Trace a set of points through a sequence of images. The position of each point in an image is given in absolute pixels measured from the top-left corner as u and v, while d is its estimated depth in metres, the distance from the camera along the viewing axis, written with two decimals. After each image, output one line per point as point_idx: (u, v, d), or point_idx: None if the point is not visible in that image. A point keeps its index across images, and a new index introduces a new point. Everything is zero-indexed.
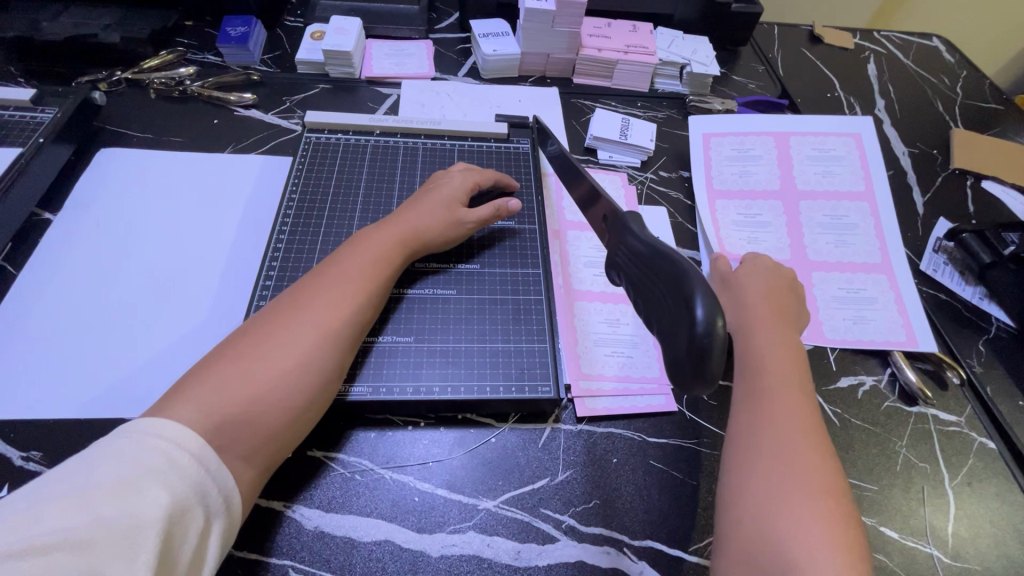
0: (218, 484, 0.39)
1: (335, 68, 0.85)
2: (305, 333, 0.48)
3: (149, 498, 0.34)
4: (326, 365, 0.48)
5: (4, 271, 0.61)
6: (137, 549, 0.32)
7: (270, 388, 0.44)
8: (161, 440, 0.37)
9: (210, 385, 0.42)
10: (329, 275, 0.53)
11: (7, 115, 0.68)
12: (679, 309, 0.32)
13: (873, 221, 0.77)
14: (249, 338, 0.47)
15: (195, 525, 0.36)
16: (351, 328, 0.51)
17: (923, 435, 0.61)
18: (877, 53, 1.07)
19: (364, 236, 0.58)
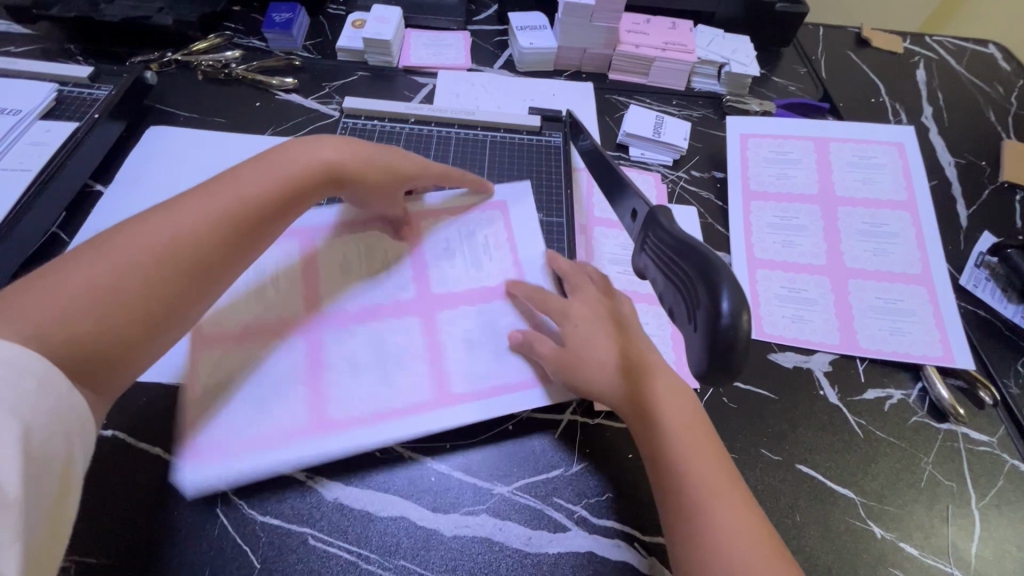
0: (70, 409, 0.39)
1: (375, 56, 0.87)
2: (154, 247, 0.45)
3: (4, 436, 0.35)
4: (181, 289, 0.46)
5: (58, 238, 0.64)
6: (2, 489, 0.34)
7: (115, 310, 0.43)
8: (6, 370, 0.36)
9: (48, 297, 0.41)
10: (204, 193, 0.50)
11: (67, 91, 0.72)
12: (705, 303, 0.32)
13: (914, 231, 0.74)
14: (101, 245, 0.45)
15: (58, 456, 0.38)
16: (217, 250, 0.49)
17: (950, 453, 0.59)
18: (927, 58, 1.03)
19: (258, 158, 0.54)
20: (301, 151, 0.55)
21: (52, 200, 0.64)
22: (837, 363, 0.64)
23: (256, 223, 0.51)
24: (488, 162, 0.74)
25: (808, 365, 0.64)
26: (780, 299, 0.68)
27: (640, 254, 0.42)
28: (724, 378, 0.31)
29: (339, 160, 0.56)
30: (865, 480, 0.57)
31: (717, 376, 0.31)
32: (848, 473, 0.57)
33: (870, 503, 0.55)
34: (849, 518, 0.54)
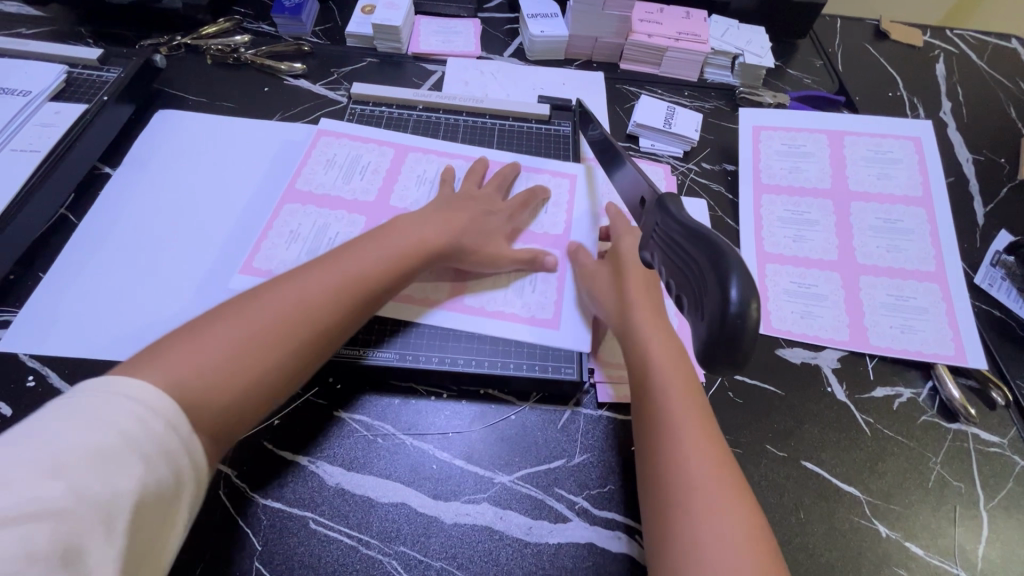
0: (190, 453, 0.37)
1: (383, 43, 0.86)
2: (286, 312, 0.46)
3: (126, 470, 0.33)
4: (306, 351, 0.46)
5: (66, 220, 0.65)
6: (112, 526, 0.32)
7: (247, 372, 0.43)
8: (137, 403, 0.36)
9: (185, 351, 0.41)
10: (330, 261, 0.51)
11: (76, 73, 0.72)
12: (714, 291, 0.31)
13: (929, 228, 0.73)
14: (237, 308, 0.46)
15: (164, 502, 0.35)
16: (342, 315, 0.49)
17: (960, 453, 0.58)
18: (948, 52, 1.01)
19: (379, 230, 0.56)
20: (418, 227, 0.57)
21: (61, 181, 0.64)
22: (845, 360, 0.63)
23: (379, 290, 0.52)
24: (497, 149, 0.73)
25: (816, 361, 0.63)
26: (789, 295, 0.67)
27: (647, 243, 0.41)
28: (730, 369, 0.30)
29: (447, 239, 0.57)
30: (871, 478, 0.56)
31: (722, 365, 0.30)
32: (854, 471, 0.56)
33: (876, 502, 0.55)
34: (854, 516, 0.54)
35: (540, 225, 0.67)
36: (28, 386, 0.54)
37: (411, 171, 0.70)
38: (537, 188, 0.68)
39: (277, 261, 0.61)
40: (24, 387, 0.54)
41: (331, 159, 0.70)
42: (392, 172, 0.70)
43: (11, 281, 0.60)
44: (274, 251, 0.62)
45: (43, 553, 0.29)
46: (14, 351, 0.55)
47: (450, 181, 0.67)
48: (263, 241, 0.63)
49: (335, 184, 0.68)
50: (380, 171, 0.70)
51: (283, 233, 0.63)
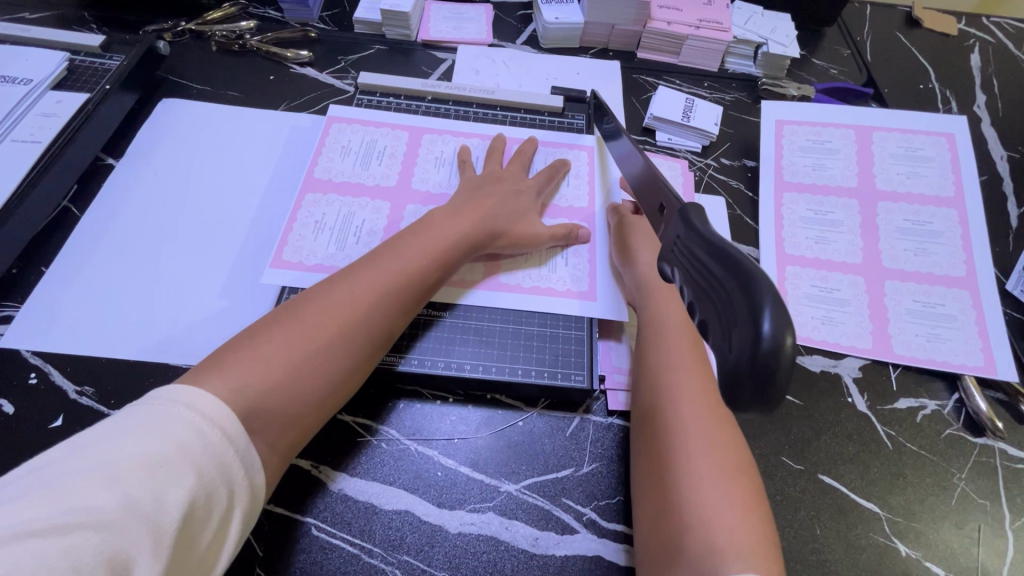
0: (243, 465, 0.39)
1: (392, 29, 0.83)
2: (338, 313, 0.48)
3: (176, 483, 0.35)
4: (356, 352, 0.48)
5: (69, 213, 0.64)
6: (159, 536, 0.33)
7: (303, 376, 0.45)
8: (195, 414, 0.38)
9: (246, 358, 0.43)
10: (371, 262, 0.53)
11: (78, 60, 0.71)
12: (743, 320, 0.28)
13: (960, 230, 0.69)
14: (292, 311, 0.48)
15: (214, 516, 0.37)
16: (388, 316, 0.50)
17: (986, 470, 0.56)
18: (984, 41, 0.95)
19: (416, 226, 0.57)
20: (453, 219, 0.57)
21: (62, 173, 0.63)
22: (867, 369, 0.61)
23: (421, 289, 0.53)
24: (510, 141, 0.70)
25: (836, 370, 0.61)
26: (810, 299, 0.65)
27: (666, 256, 0.39)
28: (754, 406, 0.28)
29: (479, 228, 0.58)
30: (892, 494, 0.54)
31: (750, 402, 0.28)
32: (875, 486, 0.54)
33: (896, 519, 0.53)
34: (872, 533, 0.52)
35: (565, 199, 0.66)
36: (30, 383, 0.53)
37: (429, 154, 0.69)
38: (557, 162, 0.67)
39: (307, 252, 0.60)
40: (26, 384, 0.53)
41: (346, 145, 0.68)
42: (410, 155, 0.68)
43: (13, 275, 0.59)
44: (302, 244, 0.60)
45: (90, 562, 0.31)
46: (17, 348, 0.55)
47: (470, 162, 0.67)
48: (289, 235, 0.61)
49: (353, 171, 0.66)
50: (398, 155, 0.68)
51: (308, 224, 0.62)
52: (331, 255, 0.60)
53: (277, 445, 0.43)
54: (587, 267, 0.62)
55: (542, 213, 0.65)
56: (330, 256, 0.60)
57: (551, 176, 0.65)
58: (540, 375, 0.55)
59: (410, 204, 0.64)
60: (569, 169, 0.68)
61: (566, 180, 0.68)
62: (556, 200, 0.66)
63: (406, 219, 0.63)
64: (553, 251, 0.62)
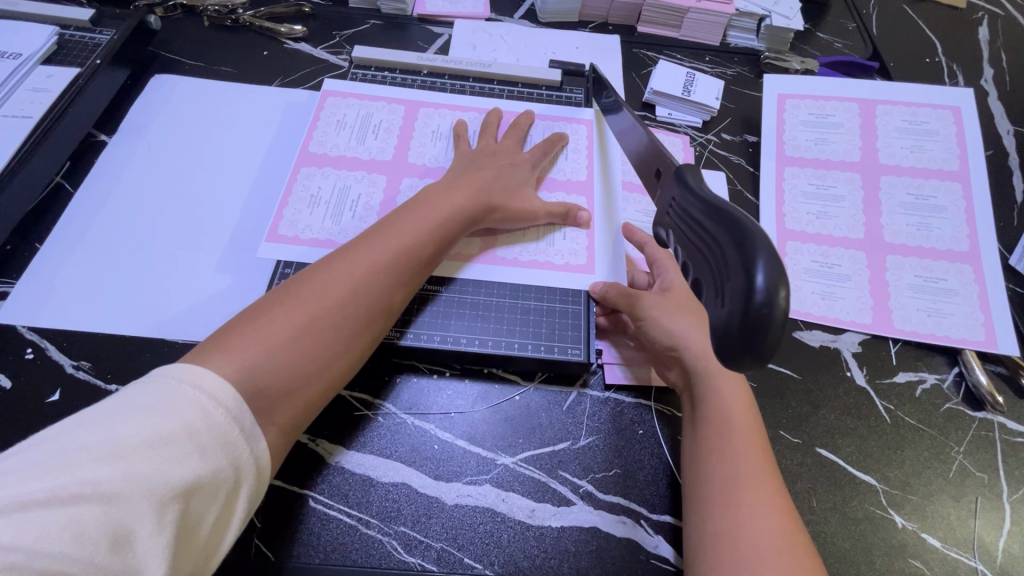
0: (250, 447, 0.38)
1: (387, 4, 0.81)
2: (338, 291, 0.48)
3: (178, 461, 0.34)
4: (358, 329, 0.48)
5: (62, 189, 0.63)
6: (161, 512, 0.34)
7: (307, 355, 0.45)
8: (200, 392, 0.37)
9: (249, 338, 0.43)
10: (368, 239, 0.52)
11: (68, 34, 0.69)
12: (738, 274, 0.28)
13: (964, 204, 0.68)
14: (291, 291, 0.47)
15: (219, 495, 0.36)
16: (387, 292, 0.50)
17: (985, 443, 0.56)
18: (993, 14, 0.93)
19: (411, 202, 0.56)
20: (445, 193, 0.57)
21: (54, 149, 0.62)
22: (867, 344, 0.61)
23: (419, 265, 0.53)
24: (506, 116, 0.69)
25: (835, 345, 0.60)
26: (810, 275, 0.64)
27: (662, 220, 0.39)
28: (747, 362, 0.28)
29: (475, 201, 0.57)
30: (889, 467, 0.54)
31: (734, 358, 0.28)
32: (873, 459, 0.54)
33: (894, 491, 0.53)
34: (869, 505, 0.52)
35: (563, 173, 0.65)
36: (27, 358, 0.53)
37: (425, 127, 0.68)
38: (552, 135, 0.66)
39: (303, 226, 0.60)
40: (22, 359, 0.53)
41: (342, 119, 0.67)
42: (406, 128, 0.67)
43: (7, 252, 0.59)
44: (297, 217, 0.60)
45: (92, 535, 0.32)
46: (12, 323, 0.55)
47: (465, 136, 0.66)
48: (284, 209, 0.61)
49: (349, 145, 0.65)
50: (394, 129, 0.67)
51: (303, 197, 0.61)
52: (327, 227, 0.60)
53: (284, 425, 0.43)
54: (586, 240, 0.61)
55: (538, 186, 0.64)
56: (327, 229, 0.60)
57: (547, 150, 0.64)
58: (540, 347, 0.55)
59: (406, 178, 0.64)
60: (566, 143, 0.66)
61: (563, 154, 0.67)
62: (553, 173, 0.65)
63: (402, 192, 0.63)
64: (550, 227, 0.61)
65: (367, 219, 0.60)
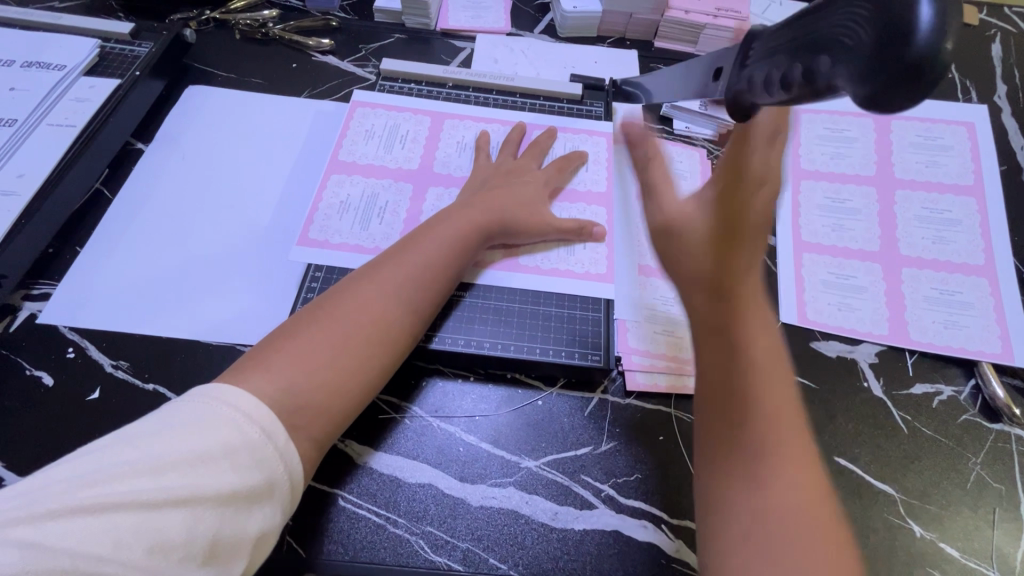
0: (285, 462, 0.40)
1: (412, 18, 0.84)
2: (368, 312, 0.49)
3: (220, 475, 0.36)
4: (391, 347, 0.50)
5: (101, 195, 0.66)
6: (198, 524, 0.35)
7: (345, 373, 0.47)
8: (237, 412, 0.39)
9: (291, 357, 0.45)
10: (395, 258, 0.54)
11: (109, 47, 0.72)
12: (918, 22, 0.29)
13: (979, 218, 0.69)
14: (322, 313, 0.49)
15: (255, 511, 0.38)
16: (419, 308, 0.52)
17: (1002, 455, 0.56)
18: (1006, 31, 0.94)
19: (432, 222, 0.58)
20: (465, 212, 0.58)
21: (94, 157, 0.65)
22: (883, 355, 0.61)
23: (446, 283, 0.55)
24: (528, 128, 0.71)
25: (852, 355, 0.61)
26: (827, 286, 0.65)
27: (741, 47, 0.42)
28: (901, 102, 0.31)
29: (497, 219, 0.59)
30: (907, 476, 0.55)
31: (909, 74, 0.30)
32: (890, 467, 0.55)
33: (912, 501, 0.53)
34: (888, 514, 0.53)
35: (582, 184, 0.67)
36: (68, 357, 0.55)
37: (449, 138, 0.70)
38: (572, 156, 0.68)
39: (333, 231, 0.62)
40: (64, 357, 0.55)
41: (370, 129, 0.69)
42: (431, 140, 0.69)
43: (50, 254, 0.61)
44: (328, 223, 0.62)
45: (131, 542, 0.33)
46: (54, 324, 0.57)
47: (487, 148, 0.68)
48: (315, 215, 0.63)
49: (376, 154, 0.67)
50: (419, 139, 0.69)
51: (333, 205, 0.63)
52: (356, 234, 0.62)
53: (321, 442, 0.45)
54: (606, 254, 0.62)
55: (555, 197, 0.66)
56: (357, 237, 0.61)
57: (565, 162, 0.67)
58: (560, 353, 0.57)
59: (432, 187, 0.66)
60: (585, 160, 0.68)
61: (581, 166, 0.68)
62: (574, 184, 0.67)
63: (427, 202, 0.64)
64: (562, 243, 0.63)
65: (394, 227, 0.62)
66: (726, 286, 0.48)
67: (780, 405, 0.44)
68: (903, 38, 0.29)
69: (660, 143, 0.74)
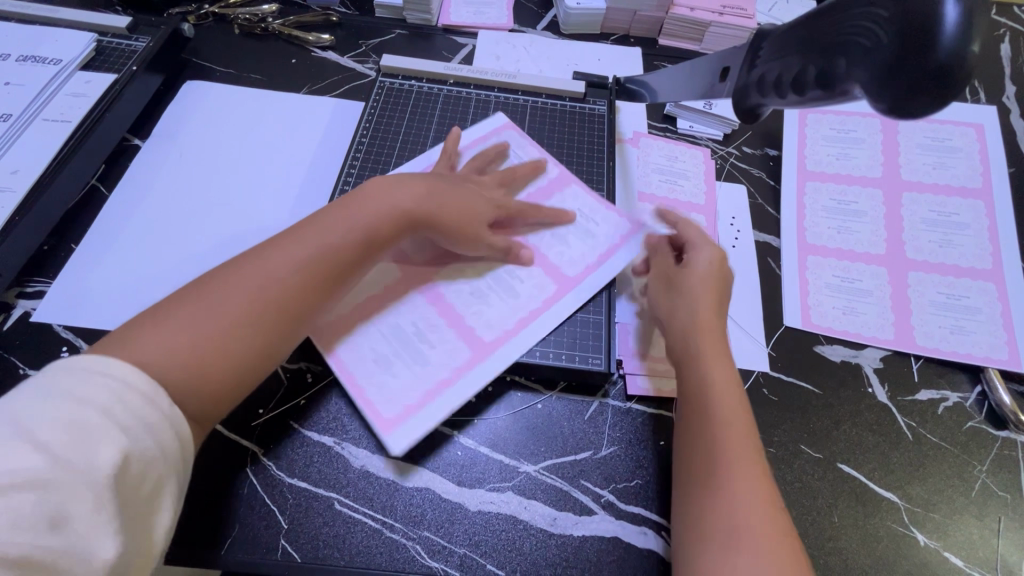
0: (172, 424, 0.38)
1: (413, 14, 0.83)
2: (248, 288, 0.45)
3: (106, 440, 0.34)
4: (270, 328, 0.45)
5: (97, 191, 0.65)
6: (98, 493, 0.33)
7: (214, 352, 0.42)
8: (113, 380, 0.37)
9: (151, 336, 0.41)
10: (298, 232, 0.49)
11: (105, 41, 0.71)
12: (940, 25, 0.31)
13: (987, 222, 0.68)
14: (202, 288, 0.45)
15: (154, 473, 0.36)
16: (317, 285, 0.48)
17: (1008, 463, 0.55)
18: (1014, 30, 0.93)
19: (353, 195, 0.53)
20: (398, 185, 0.54)
21: (91, 153, 0.64)
22: (888, 360, 0.60)
23: (350, 262, 0.50)
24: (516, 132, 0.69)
25: (856, 360, 0.60)
26: (831, 290, 0.64)
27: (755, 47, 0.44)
28: (923, 106, 0.33)
29: (436, 197, 0.54)
30: (911, 484, 0.54)
31: (935, 80, 0.32)
32: (892, 474, 0.54)
33: (916, 509, 0.53)
34: (891, 522, 0.52)
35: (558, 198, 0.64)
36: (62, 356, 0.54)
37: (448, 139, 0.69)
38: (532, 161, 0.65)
39: None
40: (58, 357, 0.55)
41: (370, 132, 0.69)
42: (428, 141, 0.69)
43: (45, 251, 0.60)
44: None
45: (32, 521, 0.31)
46: (50, 322, 0.56)
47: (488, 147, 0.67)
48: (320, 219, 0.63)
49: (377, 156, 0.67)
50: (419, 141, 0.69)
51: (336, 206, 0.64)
52: None
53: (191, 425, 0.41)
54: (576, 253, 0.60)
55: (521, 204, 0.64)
56: None
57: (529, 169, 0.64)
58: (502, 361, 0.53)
59: None
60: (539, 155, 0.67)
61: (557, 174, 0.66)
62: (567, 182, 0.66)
63: None
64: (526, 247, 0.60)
65: None
66: (695, 357, 0.51)
67: (748, 468, 0.44)
68: (926, 44, 0.32)
69: (661, 143, 0.73)
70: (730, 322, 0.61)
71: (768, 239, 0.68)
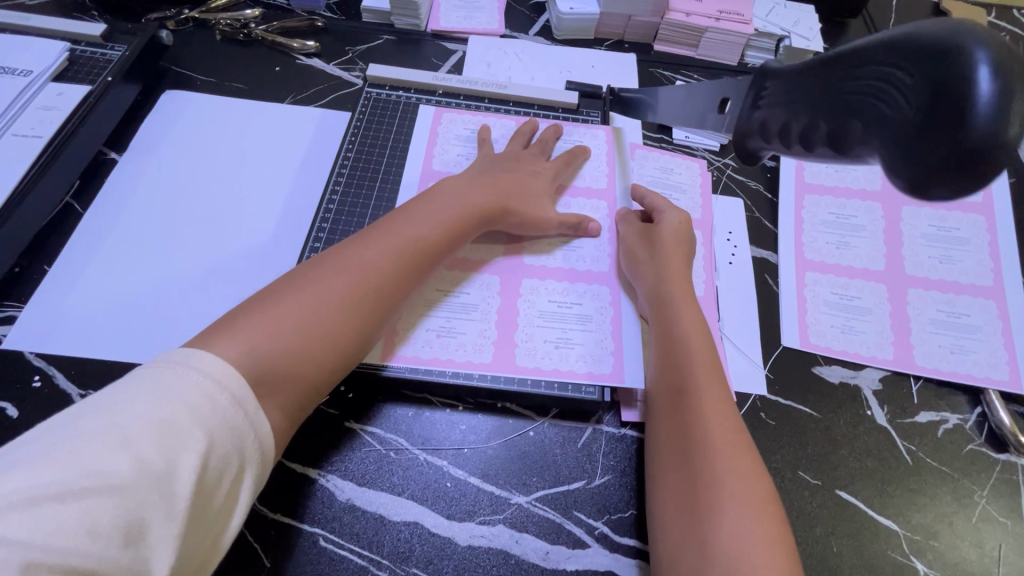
0: (255, 430, 0.36)
1: (401, 19, 0.80)
2: (347, 276, 0.47)
3: (187, 447, 0.33)
4: (370, 315, 0.47)
5: (72, 209, 0.62)
6: (172, 500, 0.32)
7: (320, 336, 0.44)
8: (202, 375, 0.36)
9: (260, 319, 0.42)
10: (383, 227, 0.52)
11: (79, 50, 0.69)
12: (975, 102, 0.27)
13: (988, 236, 0.67)
14: (302, 275, 0.46)
15: (228, 477, 0.35)
16: (406, 276, 0.50)
17: (1009, 487, 0.54)
18: (1015, 35, 0.91)
19: (428, 194, 0.56)
20: (468, 187, 0.58)
21: (64, 169, 0.61)
22: (888, 381, 0.59)
23: (432, 258, 0.52)
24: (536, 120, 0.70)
25: (855, 382, 0.59)
26: (830, 308, 0.63)
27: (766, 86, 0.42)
28: (944, 191, 0.30)
29: (496, 200, 0.58)
30: (911, 511, 0.53)
31: (960, 166, 0.28)
32: (892, 501, 0.53)
33: (916, 537, 0.52)
34: (891, 552, 0.51)
35: (584, 180, 0.67)
36: (34, 386, 0.52)
37: (449, 133, 0.68)
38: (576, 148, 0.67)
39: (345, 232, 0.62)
40: (30, 387, 0.52)
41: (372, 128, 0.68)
42: (431, 134, 0.68)
43: (17, 273, 0.58)
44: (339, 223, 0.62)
45: (107, 530, 0.30)
46: (21, 350, 0.54)
47: (489, 141, 0.66)
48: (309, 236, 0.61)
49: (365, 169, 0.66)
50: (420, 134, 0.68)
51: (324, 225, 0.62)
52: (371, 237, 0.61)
53: (286, 413, 0.41)
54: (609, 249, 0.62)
55: (560, 193, 0.65)
56: None
57: (571, 157, 0.66)
58: (607, 342, 0.56)
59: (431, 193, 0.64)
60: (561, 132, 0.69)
61: (590, 164, 0.68)
62: (575, 182, 0.66)
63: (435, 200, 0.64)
64: (562, 238, 0.62)
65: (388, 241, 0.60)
66: (671, 326, 0.53)
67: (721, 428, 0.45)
68: (956, 122, 0.28)
69: (656, 154, 0.71)
70: (726, 343, 0.60)
71: (765, 254, 0.66)
